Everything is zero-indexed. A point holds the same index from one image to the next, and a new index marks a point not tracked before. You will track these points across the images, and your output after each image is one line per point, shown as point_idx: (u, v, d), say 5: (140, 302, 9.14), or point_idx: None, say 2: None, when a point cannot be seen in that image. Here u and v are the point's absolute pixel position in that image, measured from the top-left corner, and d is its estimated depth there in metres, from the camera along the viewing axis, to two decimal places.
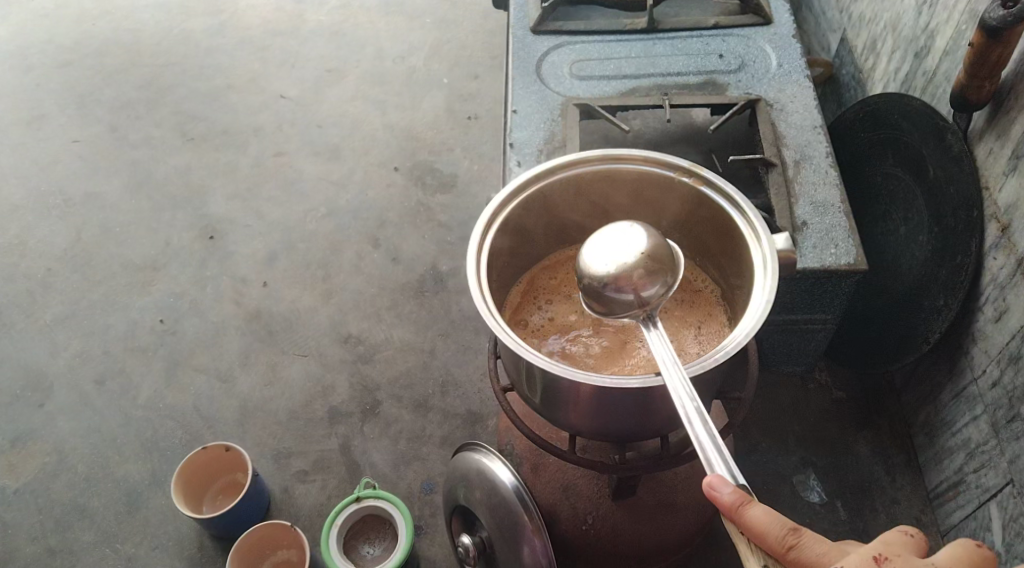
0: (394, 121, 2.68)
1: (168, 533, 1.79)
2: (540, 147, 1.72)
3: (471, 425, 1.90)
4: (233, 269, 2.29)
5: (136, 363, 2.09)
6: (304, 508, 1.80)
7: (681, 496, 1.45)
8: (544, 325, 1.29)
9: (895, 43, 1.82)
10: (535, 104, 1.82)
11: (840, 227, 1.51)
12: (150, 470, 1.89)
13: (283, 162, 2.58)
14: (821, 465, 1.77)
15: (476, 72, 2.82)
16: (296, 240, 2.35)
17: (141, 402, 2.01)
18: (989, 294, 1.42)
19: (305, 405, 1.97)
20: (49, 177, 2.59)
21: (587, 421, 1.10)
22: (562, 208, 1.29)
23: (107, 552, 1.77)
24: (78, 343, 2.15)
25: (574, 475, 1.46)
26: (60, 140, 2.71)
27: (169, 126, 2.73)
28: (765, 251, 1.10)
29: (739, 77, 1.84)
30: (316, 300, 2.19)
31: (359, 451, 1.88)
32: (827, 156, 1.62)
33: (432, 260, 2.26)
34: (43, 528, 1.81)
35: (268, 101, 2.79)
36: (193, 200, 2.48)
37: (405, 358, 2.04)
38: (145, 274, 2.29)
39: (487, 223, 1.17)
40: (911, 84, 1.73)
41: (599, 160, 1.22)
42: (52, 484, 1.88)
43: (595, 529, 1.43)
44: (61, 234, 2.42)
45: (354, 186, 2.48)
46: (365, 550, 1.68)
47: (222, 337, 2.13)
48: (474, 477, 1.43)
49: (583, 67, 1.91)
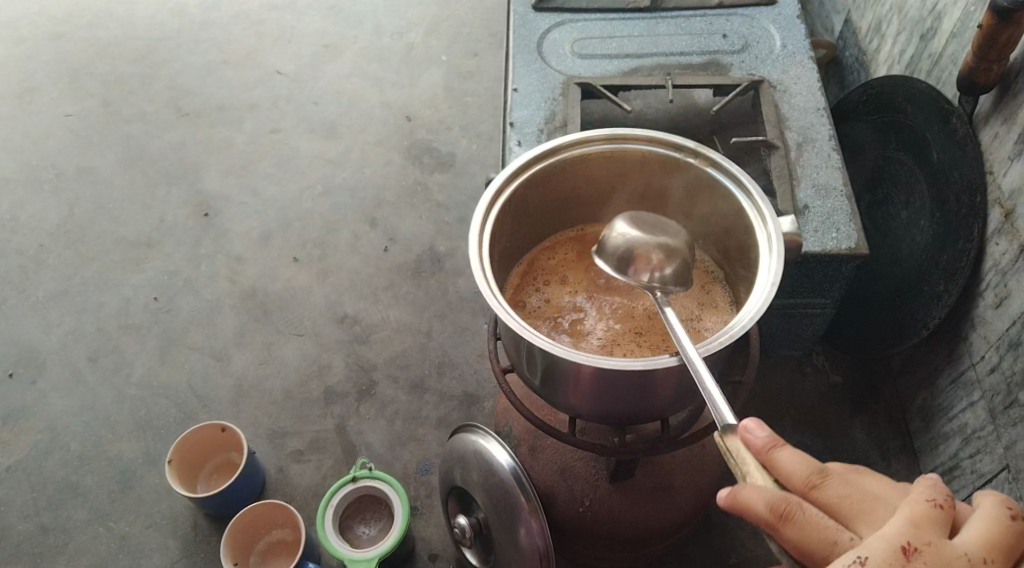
0: (391, 98, 2.64)
1: (162, 512, 1.78)
2: (539, 127, 1.71)
3: (468, 407, 1.89)
4: (228, 247, 2.26)
5: (131, 341, 2.07)
6: (300, 488, 1.79)
7: (679, 479, 1.41)
8: (541, 307, 1.26)
9: (900, 25, 1.80)
10: (535, 83, 1.80)
11: (841, 212, 1.51)
12: (144, 448, 1.88)
13: (279, 138, 2.55)
14: (816, 449, 1.76)
15: (475, 50, 2.78)
16: (292, 218, 2.32)
17: (135, 379, 2.00)
18: (990, 279, 1.41)
19: (302, 384, 1.96)
20: (41, 151, 2.55)
21: (586, 403, 1.10)
22: (562, 190, 1.27)
23: (100, 530, 1.76)
24: (71, 319, 2.13)
25: (572, 458, 1.42)
26: (52, 113, 2.67)
27: (163, 101, 2.69)
28: (771, 233, 1.08)
29: (742, 58, 1.82)
30: (312, 279, 2.17)
31: (355, 431, 1.87)
32: (829, 138, 1.62)
33: (430, 241, 2.24)
34: (35, 506, 1.80)
35: (265, 77, 2.75)
36: (187, 177, 2.45)
37: (402, 339, 2.03)
38: (140, 251, 2.27)
39: (489, 202, 1.14)
40: (916, 66, 1.71)
41: (604, 140, 1.20)
42: (45, 461, 1.87)
43: (593, 511, 1.40)
44: (53, 210, 2.39)
45: (351, 164, 2.45)
46: (360, 530, 1.65)
47: (217, 315, 2.11)
48: (471, 458, 1.43)
49: (584, 46, 1.89)
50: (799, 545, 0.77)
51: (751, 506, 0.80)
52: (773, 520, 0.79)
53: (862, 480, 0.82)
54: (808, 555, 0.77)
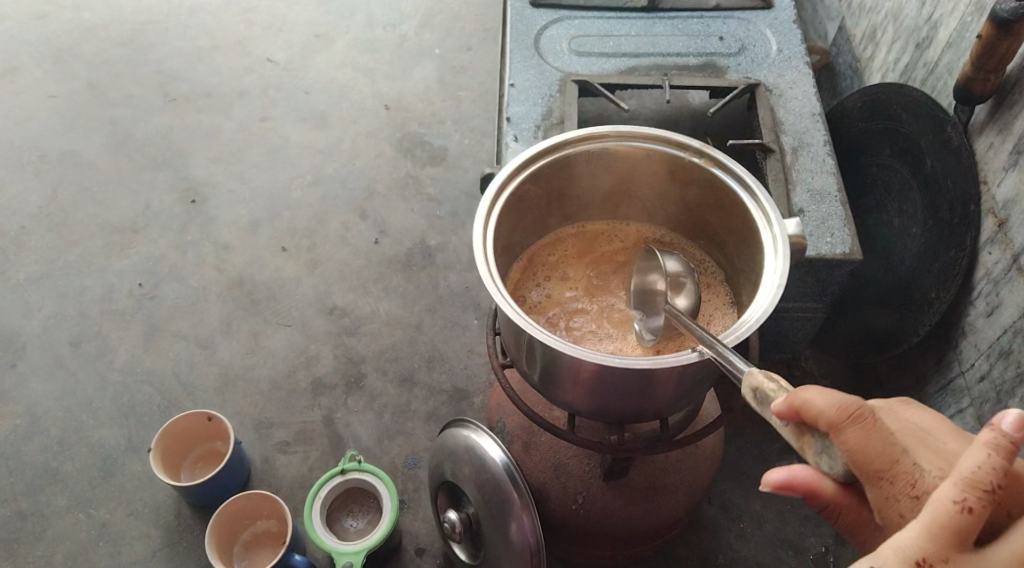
0: (383, 90, 2.62)
1: (144, 501, 1.75)
2: (537, 123, 1.71)
3: (457, 402, 1.88)
4: (215, 234, 2.23)
5: (115, 326, 2.04)
6: (286, 479, 1.77)
7: (673, 478, 1.41)
8: (542, 302, 1.26)
9: (895, 34, 1.82)
10: (533, 79, 1.80)
11: (835, 217, 1.52)
12: (126, 436, 1.85)
13: (269, 126, 2.52)
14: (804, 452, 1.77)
15: (469, 44, 2.76)
16: (281, 207, 2.30)
17: (117, 366, 1.96)
18: (982, 288, 1.43)
19: (289, 375, 1.93)
20: (23, 131, 2.50)
21: (585, 399, 1.09)
22: (565, 186, 1.26)
23: (79, 518, 1.72)
24: (52, 303, 2.09)
25: (566, 455, 1.42)
26: (35, 94, 2.61)
27: (151, 85, 2.65)
28: (776, 234, 1.08)
29: (739, 61, 1.83)
30: (301, 270, 2.15)
31: (342, 424, 1.85)
32: (824, 144, 1.64)
33: (421, 234, 2.22)
34: (12, 492, 1.76)
35: (255, 64, 2.71)
36: (175, 162, 2.41)
37: (391, 332, 2.01)
38: (125, 235, 2.23)
39: (494, 195, 1.13)
40: (910, 75, 1.73)
41: (609, 137, 1.19)
42: (24, 447, 1.83)
43: (586, 509, 1.40)
44: (35, 191, 2.34)
45: (342, 154, 2.43)
46: (348, 523, 1.63)
47: (203, 303, 2.08)
48: (463, 454, 1.42)
49: (582, 43, 1.88)
50: (857, 448, 0.75)
51: (812, 407, 0.77)
52: (839, 419, 0.76)
53: (904, 410, 0.81)
54: (861, 459, 0.75)
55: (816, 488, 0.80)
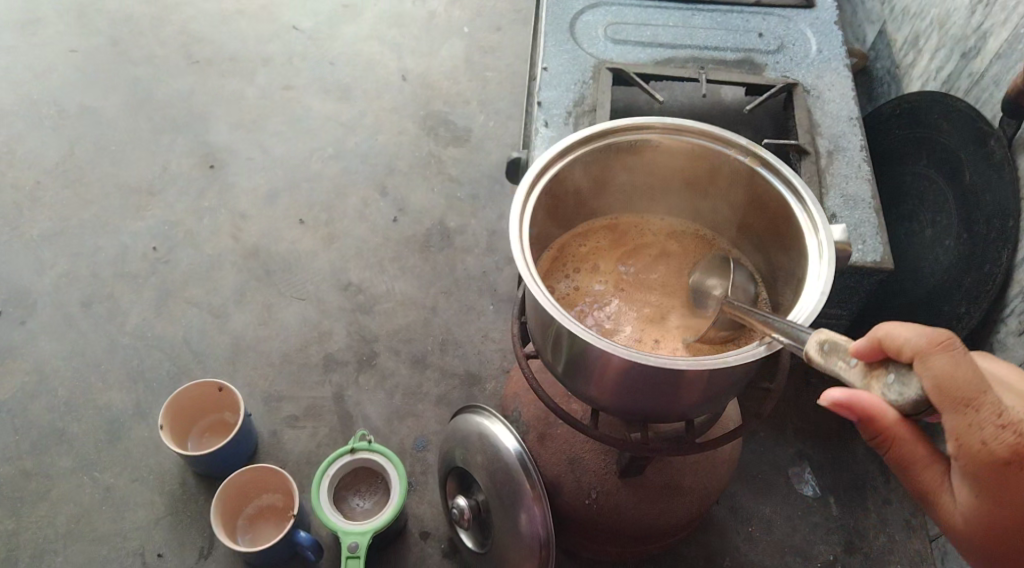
0: (409, 66, 2.58)
1: (150, 467, 1.73)
2: (568, 109, 1.67)
3: (469, 387, 1.86)
4: (232, 202, 2.20)
5: (127, 289, 2.02)
6: (293, 454, 1.76)
7: (688, 479, 1.39)
8: (570, 293, 1.23)
9: (940, 41, 1.78)
10: (566, 64, 1.76)
11: (868, 224, 1.49)
12: (134, 400, 1.83)
13: (291, 96, 2.48)
14: (817, 460, 1.75)
15: (498, 24, 2.72)
16: (300, 178, 2.27)
17: (128, 329, 1.94)
18: (1015, 306, 1.40)
19: (300, 349, 1.92)
20: (42, 85, 2.46)
21: (609, 394, 1.07)
22: (605, 175, 1.23)
23: (84, 480, 1.71)
24: (65, 262, 2.06)
25: (582, 449, 1.40)
26: (57, 47, 2.57)
27: (174, 46, 2.61)
28: (821, 240, 1.05)
29: (778, 59, 1.79)
30: (317, 243, 2.12)
31: (352, 401, 1.84)
32: (861, 149, 1.60)
33: (440, 215, 2.19)
34: (18, 450, 1.75)
35: (280, 32, 2.67)
36: (195, 126, 2.38)
37: (406, 312, 1.99)
38: (141, 197, 2.20)
39: (533, 180, 1.11)
40: (953, 85, 1.69)
41: (654, 129, 1.16)
42: (31, 405, 1.81)
43: (599, 504, 1.38)
44: (52, 147, 2.31)
45: (364, 129, 2.39)
46: (354, 502, 1.62)
47: (217, 271, 2.06)
48: (475, 441, 1.40)
49: (618, 31, 1.84)
50: (945, 375, 0.76)
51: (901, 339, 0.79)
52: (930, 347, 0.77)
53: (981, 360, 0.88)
54: (949, 386, 0.76)
55: (874, 413, 0.82)
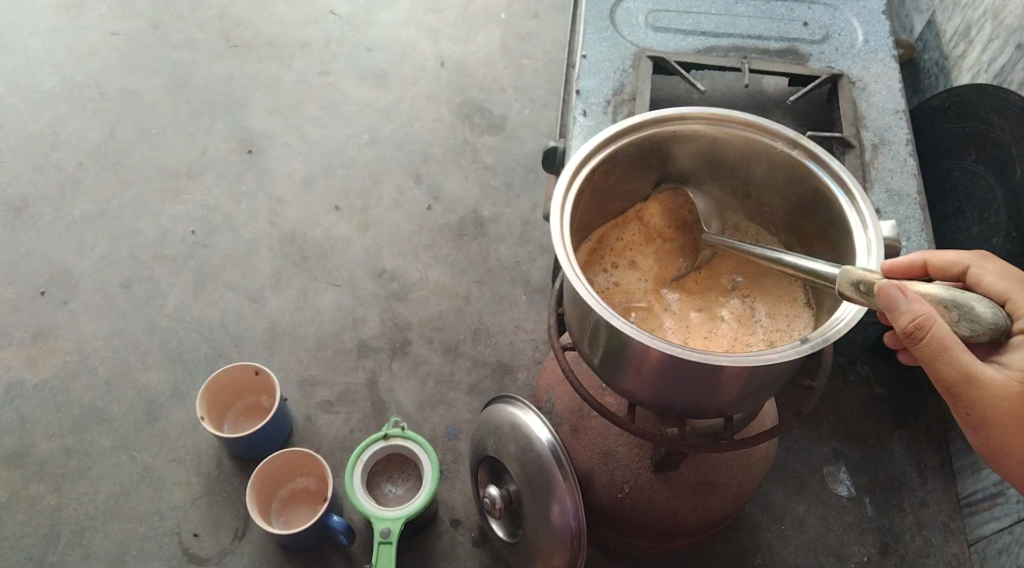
0: (446, 52, 2.57)
1: (187, 448, 1.77)
2: (607, 98, 1.65)
3: (500, 376, 1.87)
4: (268, 187, 2.22)
5: (166, 272, 2.05)
6: (326, 439, 1.78)
7: (723, 476, 1.38)
8: (609, 289, 1.22)
9: (993, 32, 1.72)
10: (606, 52, 1.73)
11: (913, 220, 1.46)
12: (172, 382, 1.87)
13: (328, 81, 2.49)
14: (853, 459, 1.72)
15: (536, 10, 2.69)
16: (336, 165, 2.28)
17: (167, 311, 1.98)
18: None
19: (335, 335, 1.93)
20: (85, 68, 2.50)
21: (646, 389, 1.06)
22: (647, 167, 1.21)
23: (124, 458, 1.75)
24: (106, 244, 2.10)
25: (615, 442, 1.39)
26: (98, 30, 2.60)
27: (213, 30, 2.63)
28: (871, 238, 1.02)
29: (822, 49, 1.74)
30: (352, 230, 2.13)
31: (385, 388, 1.85)
32: (907, 143, 1.56)
33: (475, 204, 2.19)
34: (60, 427, 1.79)
35: (317, 16, 2.67)
36: (233, 111, 2.40)
37: (439, 300, 2.00)
38: (180, 181, 2.23)
39: (576, 171, 1.09)
40: (1006, 78, 1.64)
41: (698, 121, 1.15)
42: (73, 384, 1.86)
43: (632, 498, 1.37)
44: (94, 130, 2.35)
45: (400, 116, 2.39)
46: (387, 488, 1.64)
47: (254, 256, 2.08)
48: (507, 431, 1.40)
49: (659, 18, 1.81)
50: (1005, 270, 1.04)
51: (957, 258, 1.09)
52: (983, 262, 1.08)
53: None
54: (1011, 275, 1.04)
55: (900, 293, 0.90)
